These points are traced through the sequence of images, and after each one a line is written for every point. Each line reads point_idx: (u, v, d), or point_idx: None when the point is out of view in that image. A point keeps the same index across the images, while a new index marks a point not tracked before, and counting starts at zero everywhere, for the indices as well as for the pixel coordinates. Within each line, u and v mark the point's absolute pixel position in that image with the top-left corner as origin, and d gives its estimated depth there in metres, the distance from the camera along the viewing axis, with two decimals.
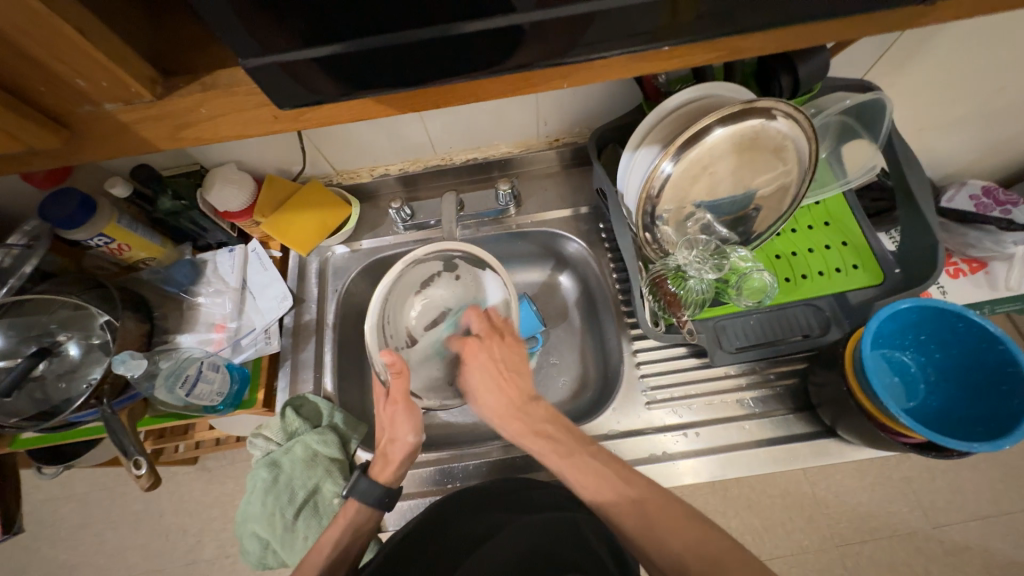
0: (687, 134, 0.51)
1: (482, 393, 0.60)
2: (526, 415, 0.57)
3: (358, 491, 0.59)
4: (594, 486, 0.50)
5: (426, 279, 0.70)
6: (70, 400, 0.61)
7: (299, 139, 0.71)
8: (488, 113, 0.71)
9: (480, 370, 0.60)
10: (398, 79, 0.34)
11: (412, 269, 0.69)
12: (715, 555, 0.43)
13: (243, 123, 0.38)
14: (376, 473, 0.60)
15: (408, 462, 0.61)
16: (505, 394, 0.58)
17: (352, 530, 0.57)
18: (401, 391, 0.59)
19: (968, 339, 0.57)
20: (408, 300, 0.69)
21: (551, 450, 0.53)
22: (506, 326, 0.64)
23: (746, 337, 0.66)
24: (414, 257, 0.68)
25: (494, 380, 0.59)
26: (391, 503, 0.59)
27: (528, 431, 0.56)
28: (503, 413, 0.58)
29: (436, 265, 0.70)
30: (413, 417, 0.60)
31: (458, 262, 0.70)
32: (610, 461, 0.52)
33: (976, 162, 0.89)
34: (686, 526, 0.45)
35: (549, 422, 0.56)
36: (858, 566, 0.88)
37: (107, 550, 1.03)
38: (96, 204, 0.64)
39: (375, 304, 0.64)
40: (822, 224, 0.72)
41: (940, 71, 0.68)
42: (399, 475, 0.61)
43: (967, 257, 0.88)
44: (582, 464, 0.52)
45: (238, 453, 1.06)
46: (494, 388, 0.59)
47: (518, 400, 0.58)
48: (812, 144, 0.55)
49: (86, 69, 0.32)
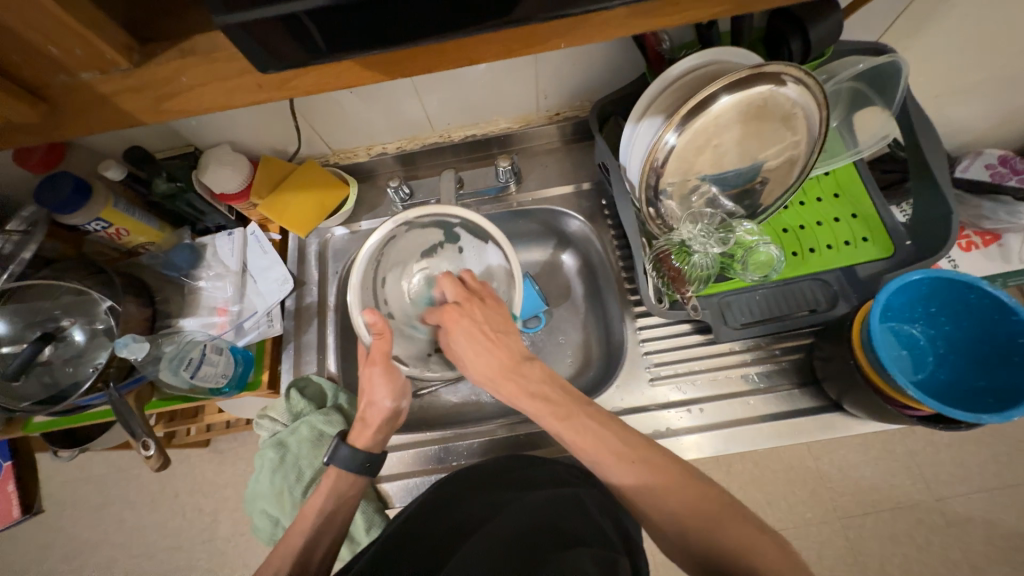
0: (693, 103, 0.49)
1: (472, 360, 0.57)
2: (520, 375, 0.55)
3: (339, 458, 0.59)
4: (619, 469, 0.47)
5: (422, 243, 0.69)
6: (78, 385, 0.61)
7: (292, 116, 0.69)
8: (486, 86, 0.69)
9: (464, 335, 0.57)
10: (389, 35, 0.33)
11: (407, 234, 0.68)
12: (704, 512, 0.43)
13: (225, 92, 0.37)
14: (354, 437, 0.61)
15: (386, 427, 0.62)
16: (495, 356, 0.56)
17: (335, 498, 0.58)
18: (381, 352, 0.59)
19: (980, 310, 0.56)
20: (399, 265, 0.68)
21: (550, 412, 0.51)
22: (484, 288, 0.62)
23: (752, 313, 0.65)
24: (409, 219, 0.66)
25: (483, 344, 0.56)
26: (375, 467, 0.60)
27: (522, 393, 0.54)
28: (495, 376, 0.56)
29: (436, 234, 0.69)
30: (393, 381, 0.61)
31: (456, 229, 0.69)
32: (602, 418, 0.51)
33: (994, 131, 0.86)
34: (684, 483, 0.45)
35: (544, 383, 0.54)
36: (859, 538, 0.89)
37: (126, 529, 1.06)
38: (90, 187, 0.63)
39: (356, 271, 0.63)
40: (831, 197, 0.70)
41: (958, 33, 0.65)
42: (379, 441, 0.62)
43: (981, 230, 0.87)
44: (580, 427, 0.50)
45: (248, 436, 1.08)
46: (483, 350, 0.56)
47: (508, 361, 0.55)
48: (822, 111, 0.53)
49: (58, 36, 0.31)
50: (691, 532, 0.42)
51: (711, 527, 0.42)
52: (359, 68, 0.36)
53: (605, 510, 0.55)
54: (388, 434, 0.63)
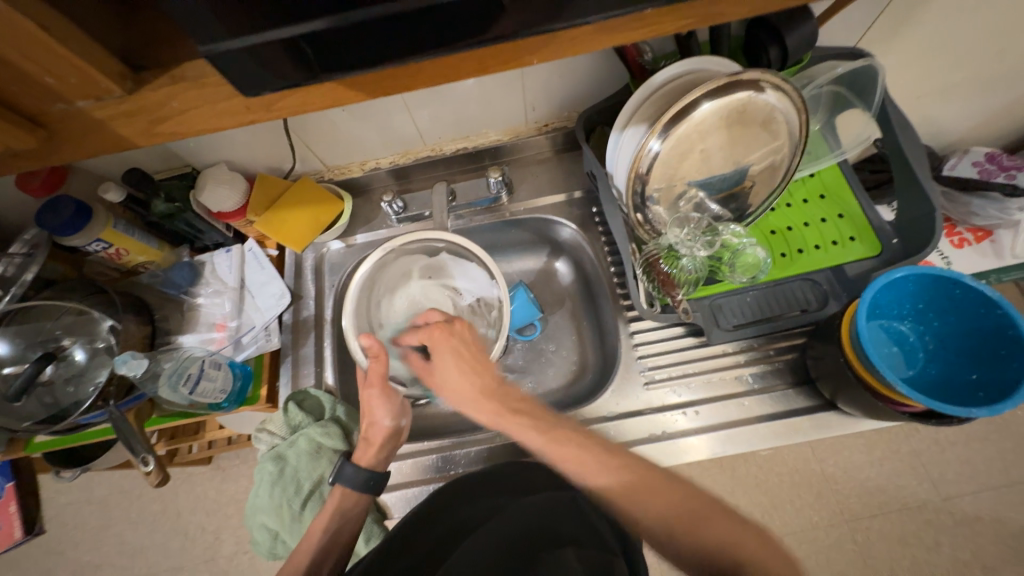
0: (674, 110, 0.50)
1: (452, 380, 0.58)
2: (503, 396, 0.56)
3: (344, 477, 0.59)
4: (596, 470, 0.47)
5: (406, 270, 0.71)
6: (79, 404, 0.61)
7: (286, 134, 0.71)
8: (475, 100, 0.70)
9: (448, 356, 0.59)
10: (374, 55, 0.34)
11: (396, 261, 0.70)
12: (676, 508, 0.43)
13: (216, 114, 0.38)
14: (359, 457, 0.62)
15: (389, 446, 0.63)
16: (479, 377, 0.57)
17: (329, 513, 0.58)
18: (377, 375, 0.61)
19: (966, 305, 0.56)
20: (388, 290, 0.70)
21: (533, 426, 0.52)
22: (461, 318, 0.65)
23: (743, 314, 0.66)
24: (395, 247, 0.69)
25: (466, 365, 0.58)
26: (379, 486, 0.60)
27: (504, 412, 0.54)
28: (479, 396, 0.56)
29: (419, 256, 0.71)
30: (391, 403, 0.62)
31: (442, 253, 0.71)
32: (588, 446, 0.49)
33: (980, 129, 0.87)
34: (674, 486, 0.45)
35: (526, 404, 0.55)
36: (868, 540, 0.87)
37: (128, 551, 1.06)
38: (92, 209, 0.65)
39: (351, 294, 0.65)
40: (817, 198, 0.71)
41: (935, 36, 0.67)
42: (383, 459, 0.63)
43: (972, 226, 0.87)
44: (562, 437, 0.50)
45: (251, 452, 1.08)
46: (467, 372, 0.58)
47: (492, 383, 0.57)
48: (802, 115, 0.54)
49: (55, 67, 0.33)
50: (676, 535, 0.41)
51: (704, 520, 0.42)
52: (344, 87, 0.38)
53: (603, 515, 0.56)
54: (390, 453, 0.63)
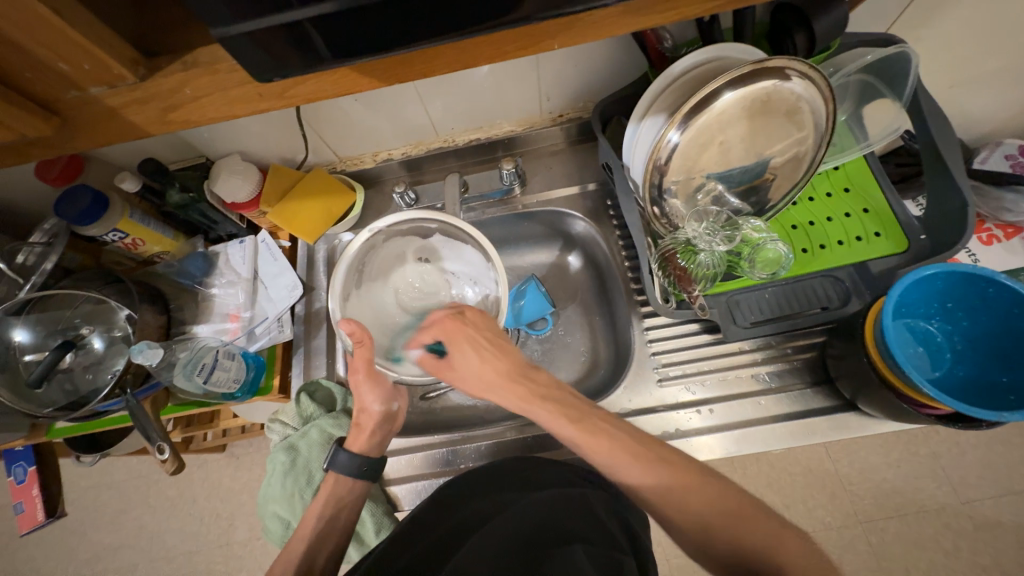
0: (695, 100, 0.48)
1: (476, 371, 0.54)
2: (530, 380, 0.53)
3: (337, 464, 0.59)
4: (636, 470, 0.45)
5: (399, 250, 0.70)
6: (97, 391, 0.63)
7: (299, 125, 0.71)
8: (489, 89, 0.69)
9: (468, 345, 0.55)
10: (387, 40, 0.33)
11: (386, 243, 0.69)
12: (693, 506, 0.42)
13: (230, 102, 0.38)
14: (350, 443, 0.62)
15: (382, 430, 0.63)
16: (499, 361, 0.54)
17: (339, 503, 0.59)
18: (363, 361, 0.59)
19: (998, 305, 0.54)
20: (381, 272, 0.68)
21: (563, 415, 0.49)
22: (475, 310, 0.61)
23: (761, 312, 0.64)
24: (384, 228, 0.68)
25: (489, 351, 0.55)
26: (373, 470, 0.61)
27: (533, 396, 0.52)
28: (501, 383, 0.53)
29: (415, 239, 0.70)
30: (379, 387, 0.61)
31: (436, 234, 0.70)
32: (627, 435, 0.47)
33: (1014, 121, 0.83)
34: (700, 485, 0.43)
35: (551, 387, 0.53)
36: (882, 542, 0.86)
37: (146, 534, 1.08)
38: (108, 200, 0.65)
39: (337, 277, 0.64)
40: (841, 191, 0.69)
41: (971, 21, 0.63)
42: (376, 444, 0.63)
43: (1001, 223, 0.84)
44: (595, 429, 0.48)
45: (263, 441, 1.10)
46: (488, 358, 0.54)
47: (512, 368, 0.54)
48: (829, 105, 0.52)
49: (69, 53, 0.32)
50: (711, 531, 0.41)
51: (727, 522, 0.41)
52: (356, 74, 0.37)
53: (612, 511, 0.56)
54: (383, 437, 0.63)
